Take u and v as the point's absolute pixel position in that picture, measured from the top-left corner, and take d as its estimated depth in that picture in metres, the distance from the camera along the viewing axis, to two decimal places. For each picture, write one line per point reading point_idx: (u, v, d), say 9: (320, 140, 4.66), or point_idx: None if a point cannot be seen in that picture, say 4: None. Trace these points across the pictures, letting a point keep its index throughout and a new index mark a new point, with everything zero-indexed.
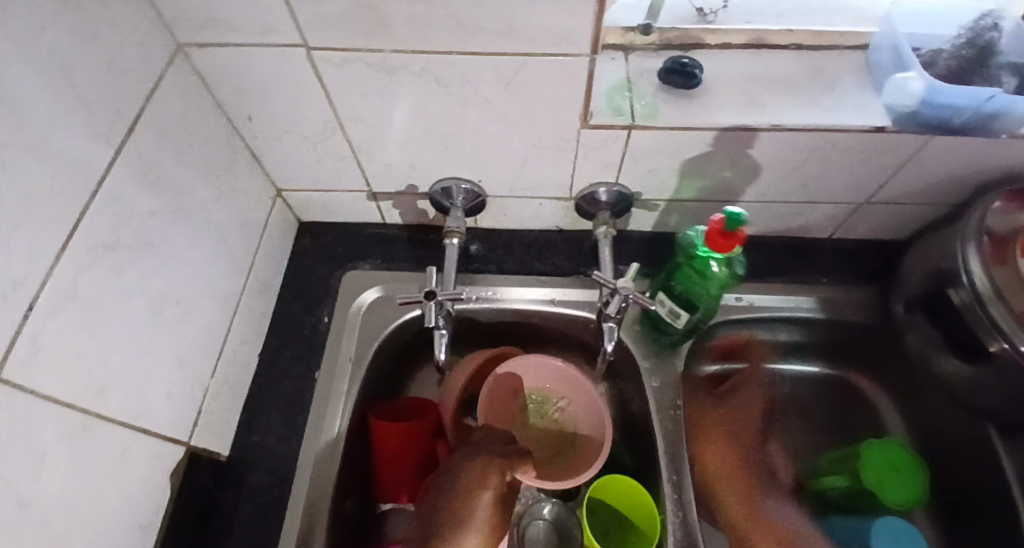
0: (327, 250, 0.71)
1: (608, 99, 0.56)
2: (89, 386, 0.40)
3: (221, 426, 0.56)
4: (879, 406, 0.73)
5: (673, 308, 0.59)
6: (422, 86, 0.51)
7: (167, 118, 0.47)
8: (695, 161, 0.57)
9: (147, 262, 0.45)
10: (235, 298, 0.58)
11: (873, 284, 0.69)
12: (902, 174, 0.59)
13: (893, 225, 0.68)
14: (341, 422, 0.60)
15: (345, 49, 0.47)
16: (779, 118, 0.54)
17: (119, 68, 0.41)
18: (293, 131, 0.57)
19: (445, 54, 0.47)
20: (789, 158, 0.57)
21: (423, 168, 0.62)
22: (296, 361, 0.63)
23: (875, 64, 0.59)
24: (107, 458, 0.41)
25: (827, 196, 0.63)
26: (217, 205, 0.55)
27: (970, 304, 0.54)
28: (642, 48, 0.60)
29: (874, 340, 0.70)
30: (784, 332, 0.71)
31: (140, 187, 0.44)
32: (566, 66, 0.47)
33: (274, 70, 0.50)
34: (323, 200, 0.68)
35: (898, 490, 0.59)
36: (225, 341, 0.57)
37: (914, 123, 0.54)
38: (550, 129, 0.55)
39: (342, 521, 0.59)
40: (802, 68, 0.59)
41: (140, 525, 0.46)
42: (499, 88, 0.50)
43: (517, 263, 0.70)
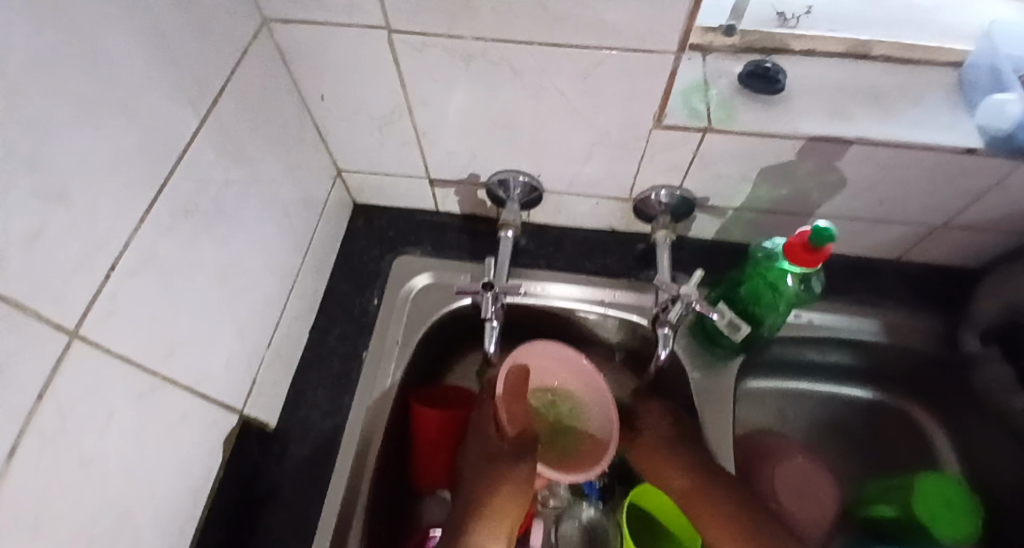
0: (380, 232, 0.71)
1: (684, 99, 0.54)
2: (159, 348, 0.40)
3: (270, 398, 0.57)
4: (932, 438, 0.70)
5: (733, 320, 0.56)
6: (498, 76, 0.50)
7: (247, 91, 0.47)
8: (766, 169, 0.56)
9: (219, 231, 0.46)
10: (292, 273, 0.59)
11: (939, 312, 0.66)
12: (986, 200, 0.56)
13: (966, 252, 0.65)
14: (385, 405, 0.60)
15: (426, 33, 0.47)
16: (863, 132, 0.52)
17: (210, 38, 0.42)
18: (362, 112, 0.57)
19: (526, 44, 0.46)
20: (867, 174, 0.55)
21: (485, 158, 0.61)
22: (344, 339, 0.64)
23: (970, 84, 0.56)
24: (168, 420, 0.42)
25: (900, 216, 0.61)
26: (284, 180, 0.55)
27: None
28: (720, 50, 0.58)
29: (932, 370, 0.67)
30: (838, 355, 0.69)
31: (218, 156, 0.45)
32: (649, 63, 0.46)
33: (351, 49, 0.50)
34: (381, 182, 0.68)
35: (951, 525, 0.57)
36: (281, 315, 0.57)
37: (1008, 147, 0.51)
38: (621, 126, 0.54)
39: (379, 503, 0.60)
40: (887, 82, 0.57)
41: (191, 488, 0.46)
42: (575, 82, 0.50)
43: (567, 261, 0.70)
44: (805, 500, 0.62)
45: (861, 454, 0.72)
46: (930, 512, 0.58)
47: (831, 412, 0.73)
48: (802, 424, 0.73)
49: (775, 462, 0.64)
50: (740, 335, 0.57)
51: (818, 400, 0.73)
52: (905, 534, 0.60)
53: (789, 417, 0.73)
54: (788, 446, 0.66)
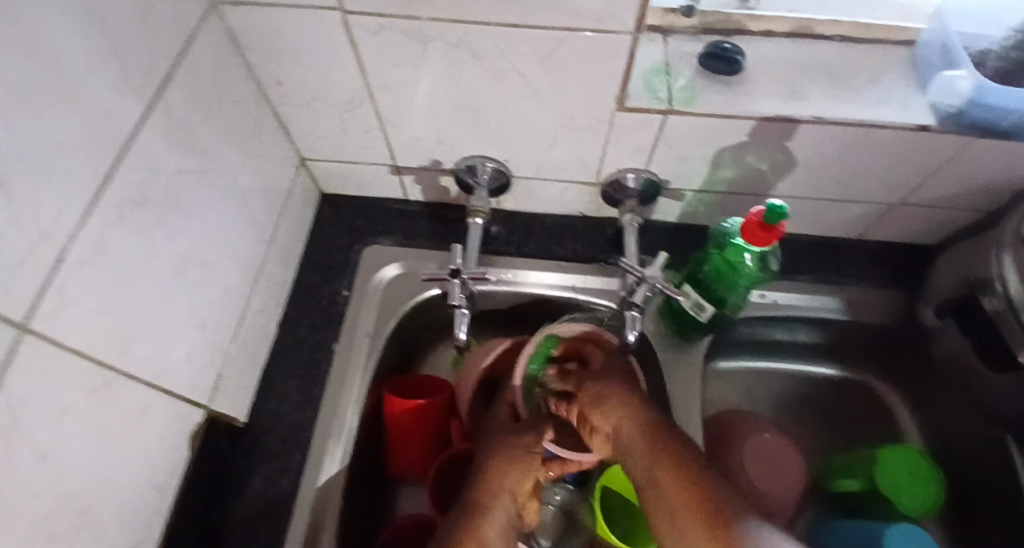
0: (348, 222, 0.70)
1: (645, 81, 0.54)
2: (114, 340, 0.39)
3: (238, 391, 0.56)
4: (896, 410, 0.72)
5: (698, 300, 0.57)
6: (457, 59, 0.50)
7: (199, 76, 0.46)
8: (728, 150, 0.56)
9: (174, 221, 0.45)
10: (256, 264, 0.58)
11: (899, 287, 0.68)
12: (940, 177, 0.58)
13: (924, 228, 0.67)
14: (357, 395, 0.60)
15: (382, 15, 0.46)
16: (820, 111, 0.53)
17: (154, 20, 0.40)
18: (322, 99, 0.57)
19: (483, 25, 0.46)
20: (826, 153, 0.56)
21: (449, 144, 0.61)
22: (313, 330, 0.63)
23: (922, 62, 0.58)
24: (127, 413, 0.41)
25: (860, 194, 0.62)
26: (244, 169, 0.54)
27: (1002, 312, 0.52)
28: (682, 31, 0.58)
29: (893, 345, 0.69)
30: (804, 334, 0.70)
31: (170, 144, 0.44)
32: (607, 43, 0.46)
33: (307, 32, 0.49)
34: (346, 171, 0.67)
35: (912, 493, 0.59)
36: (246, 307, 0.56)
37: (959, 123, 0.52)
38: (584, 109, 0.54)
39: (354, 494, 0.60)
40: (843, 62, 0.58)
41: (156, 483, 0.46)
42: (535, 64, 0.49)
43: (537, 246, 0.70)
44: (774, 473, 0.63)
45: (829, 430, 0.74)
46: (892, 485, 0.59)
47: (800, 389, 0.75)
48: (772, 401, 0.74)
49: (743, 438, 0.65)
50: (706, 315, 0.58)
51: (787, 377, 0.75)
52: (869, 504, 0.62)
53: (760, 396, 0.74)
54: (756, 422, 0.67)
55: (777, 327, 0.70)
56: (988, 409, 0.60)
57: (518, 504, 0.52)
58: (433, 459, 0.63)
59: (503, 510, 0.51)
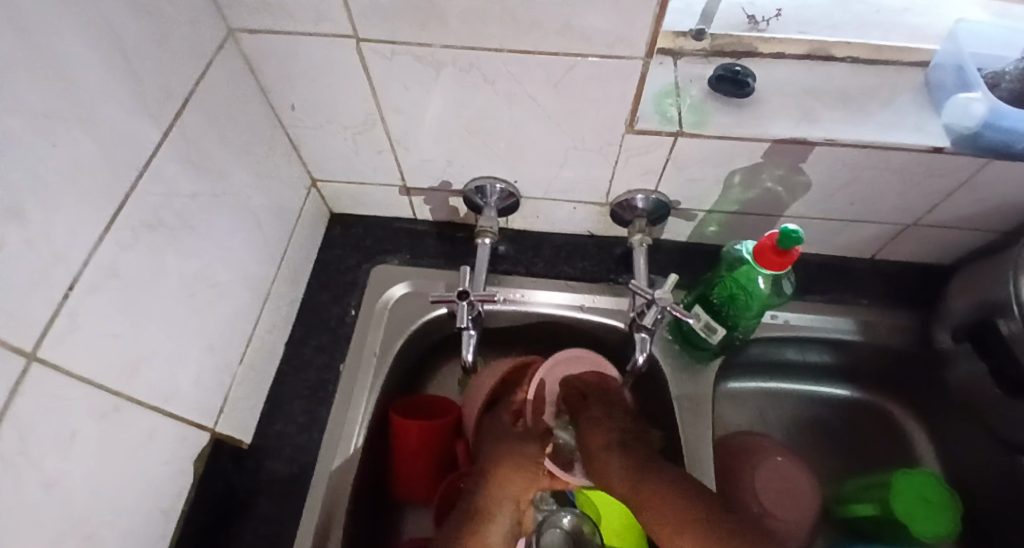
0: (356, 241, 0.70)
1: (655, 103, 0.54)
2: (123, 365, 0.39)
3: (244, 413, 0.56)
4: (911, 434, 0.71)
5: (709, 322, 0.57)
6: (469, 83, 0.50)
7: (213, 101, 0.46)
8: (740, 171, 0.56)
9: (186, 243, 0.45)
10: (266, 285, 0.58)
11: (913, 309, 0.67)
12: (954, 199, 0.57)
13: (938, 249, 0.66)
14: (363, 417, 0.59)
15: (394, 40, 0.46)
16: (833, 133, 0.52)
17: (171, 48, 0.41)
18: (334, 121, 0.57)
19: (495, 50, 0.46)
20: (838, 175, 0.55)
21: (459, 165, 0.61)
22: (320, 350, 0.63)
23: (936, 84, 0.57)
24: (133, 437, 0.41)
25: (873, 216, 0.61)
26: (255, 191, 0.54)
27: (1019, 336, 0.51)
28: (691, 54, 0.59)
29: (909, 367, 0.68)
30: (815, 354, 0.69)
31: (183, 168, 0.44)
32: (618, 68, 0.46)
33: (320, 57, 0.49)
34: (356, 191, 0.67)
35: (930, 522, 0.57)
36: (255, 327, 0.56)
37: (973, 145, 0.52)
38: (594, 131, 0.54)
39: (359, 517, 0.59)
40: (855, 84, 0.58)
41: (161, 508, 0.45)
42: (546, 88, 0.49)
43: (546, 266, 0.69)
44: (786, 498, 0.62)
45: (844, 453, 0.72)
46: (909, 512, 0.58)
47: (812, 411, 0.73)
48: (784, 423, 0.73)
49: (754, 461, 0.64)
50: (717, 337, 0.57)
51: (799, 399, 0.74)
52: (885, 530, 0.61)
53: (771, 417, 0.73)
54: (768, 445, 0.66)
55: (789, 349, 0.69)
56: (1006, 436, 0.59)
57: (518, 512, 0.56)
58: (439, 481, 0.62)
59: (504, 519, 0.55)
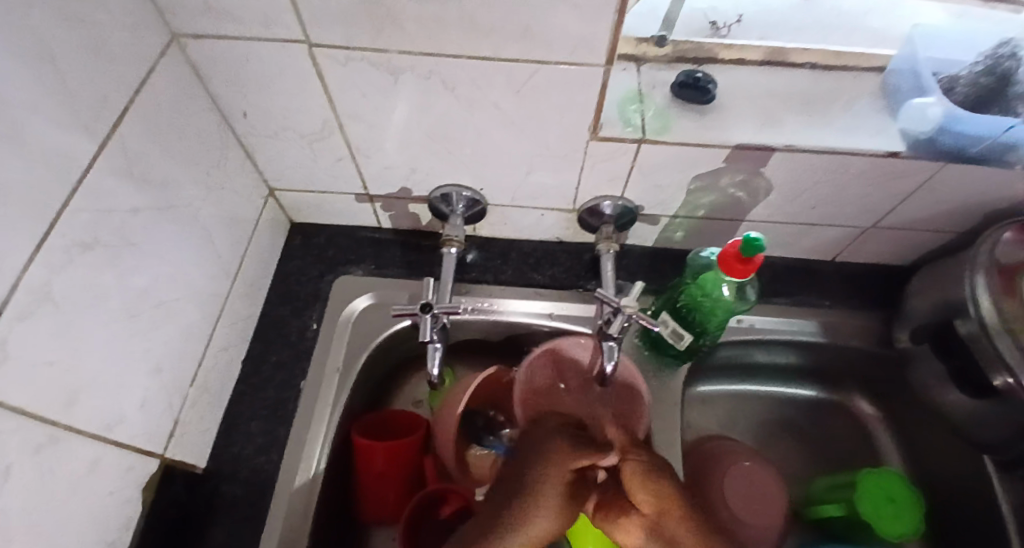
0: (318, 251, 0.68)
1: (619, 110, 0.54)
2: (61, 394, 0.37)
3: (198, 436, 0.53)
4: (876, 432, 0.72)
5: (676, 328, 0.56)
6: (428, 90, 0.49)
7: (155, 109, 0.44)
8: (705, 177, 0.56)
9: (128, 261, 0.42)
10: (220, 300, 0.55)
11: (875, 309, 0.68)
12: (912, 201, 0.58)
13: (898, 250, 0.67)
14: (326, 435, 0.57)
15: (351, 47, 0.45)
16: (795, 139, 0.53)
17: (109, 58, 0.38)
18: (290, 129, 0.55)
19: (454, 57, 0.45)
20: (799, 179, 0.56)
21: (423, 172, 0.59)
22: (280, 367, 0.60)
23: (893, 87, 0.58)
24: (74, 470, 0.38)
25: (834, 219, 0.62)
26: (205, 203, 0.52)
27: (976, 336, 0.53)
28: (654, 60, 0.58)
29: (873, 367, 0.69)
30: (780, 356, 0.70)
31: (124, 181, 0.41)
32: (579, 75, 0.46)
33: (271, 64, 0.48)
34: (316, 200, 0.65)
35: (894, 522, 0.58)
36: (207, 345, 0.54)
37: (930, 148, 0.53)
38: (558, 139, 0.53)
39: (323, 540, 0.57)
40: (815, 88, 0.58)
41: (107, 541, 0.43)
42: (508, 94, 0.48)
43: (513, 273, 0.68)
44: (757, 500, 0.63)
45: (811, 452, 0.73)
46: (872, 507, 0.59)
47: (780, 413, 0.74)
48: (753, 425, 0.73)
49: (725, 465, 0.64)
50: (684, 343, 0.56)
51: (768, 400, 0.74)
52: (852, 529, 0.61)
53: (740, 420, 0.73)
54: (737, 449, 0.66)
55: (755, 351, 0.69)
56: (969, 434, 0.60)
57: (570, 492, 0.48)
58: (409, 498, 0.61)
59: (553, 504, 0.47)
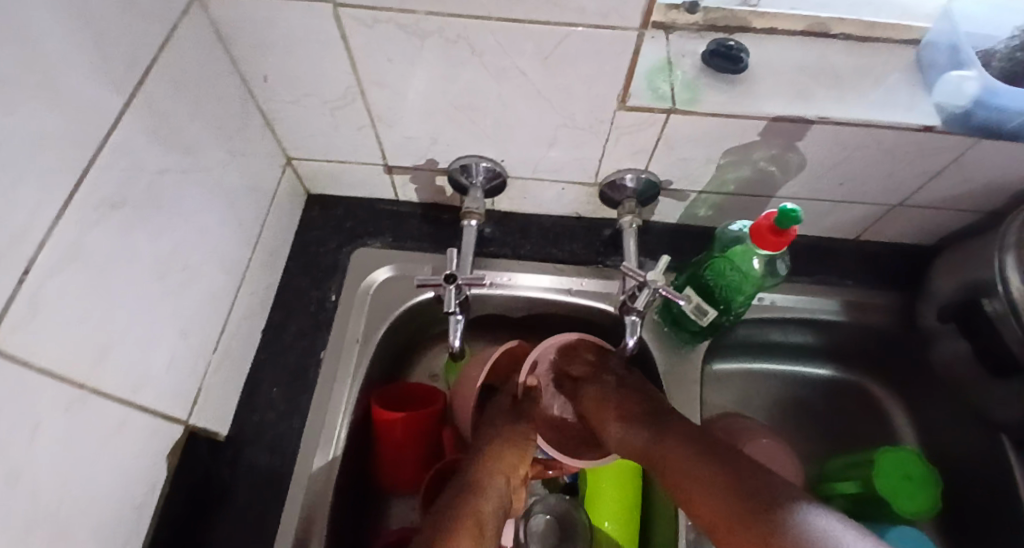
0: (336, 222, 0.67)
1: (648, 80, 0.53)
2: (90, 352, 0.36)
3: (220, 403, 0.53)
4: (892, 414, 0.72)
5: (700, 304, 0.55)
6: (456, 55, 0.47)
7: (180, 69, 0.43)
8: (733, 151, 0.55)
9: (156, 223, 0.42)
10: (241, 269, 0.55)
11: (896, 289, 0.67)
12: (942, 179, 0.57)
13: (923, 230, 0.66)
14: (346, 405, 0.57)
15: (379, 8, 0.44)
16: (828, 112, 0.51)
17: (138, 13, 0.37)
18: (312, 95, 0.54)
19: (484, 20, 0.44)
20: (830, 154, 0.54)
21: (445, 143, 0.58)
22: (300, 337, 0.60)
23: (928, 64, 0.57)
24: (103, 430, 0.38)
25: (861, 197, 0.61)
26: (227, 169, 0.51)
27: (1004, 315, 0.52)
28: (683, 28, 0.57)
29: (893, 348, 0.68)
30: (798, 335, 0.70)
31: (151, 142, 0.41)
32: (612, 41, 0.44)
33: (295, 27, 0.46)
34: (335, 170, 0.64)
35: (910, 498, 0.58)
36: (229, 314, 0.53)
37: (965, 125, 0.51)
38: (585, 108, 0.52)
39: (342, 507, 0.57)
40: (848, 62, 0.57)
41: (134, 502, 0.43)
42: (537, 61, 0.47)
43: (532, 248, 0.68)
44: (774, 478, 0.62)
45: (825, 432, 0.73)
46: (889, 484, 0.59)
47: (795, 393, 0.74)
48: (769, 404, 0.73)
49: (742, 442, 0.64)
50: (706, 319, 0.56)
51: (785, 379, 0.74)
52: (865, 506, 0.62)
53: (756, 398, 0.73)
54: (754, 428, 0.66)
55: (775, 330, 0.69)
56: (989, 415, 0.59)
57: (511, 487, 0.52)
58: (427, 469, 0.61)
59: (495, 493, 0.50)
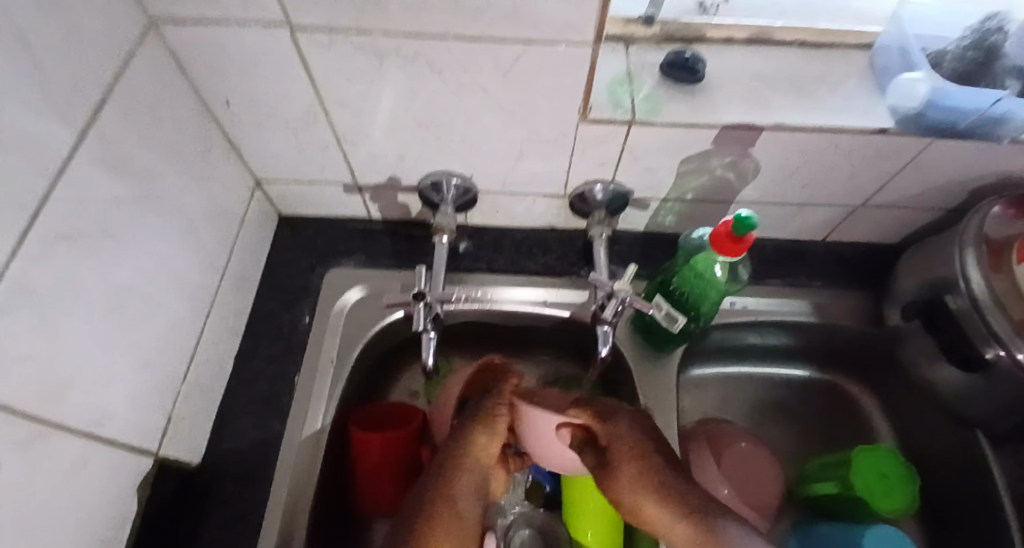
0: (308, 243, 0.67)
1: (608, 93, 0.54)
2: (44, 390, 0.36)
3: (190, 432, 0.52)
4: (869, 412, 0.73)
5: (670, 312, 0.55)
6: (415, 73, 0.48)
7: (134, 95, 0.43)
8: (694, 159, 0.56)
9: (111, 255, 0.42)
10: (208, 294, 0.55)
11: (865, 288, 0.69)
12: (900, 179, 0.58)
13: (887, 229, 0.67)
14: (320, 428, 0.57)
15: (338, 29, 0.44)
16: (784, 118, 0.52)
17: (82, 45, 0.37)
18: (275, 117, 0.54)
19: (440, 39, 0.44)
20: (791, 159, 0.56)
21: (411, 160, 0.59)
22: (272, 361, 0.60)
23: (882, 67, 0.58)
24: (61, 466, 0.37)
25: (824, 199, 0.62)
26: (189, 195, 0.51)
27: (967, 311, 0.53)
28: (643, 40, 0.58)
29: (866, 347, 0.69)
30: (774, 337, 0.70)
31: (102, 171, 0.40)
32: (567, 56, 0.45)
33: (254, 49, 0.47)
34: (304, 192, 0.65)
35: (888, 497, 0.58)
36: (196, 340, 0.53)
37: (918, 125, 0.53)
38: (547, 122, 0.52)
39: (319, 532, 0.56)
40: (804, 68, 0.58)
41: (98, 538, 0.42)
42: (495, 77, 0.48)
43: (506, 262, 0.68)
44: (754, 484, 0.63)
45: (805, 433, 0.73)
46: (865, 484, 0.59)
47: (774, 395, 0.75)
48: (748, 407, 0.74)
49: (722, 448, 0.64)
50: (677, 326, 0.56)
51: (763, 382, 0.75)
52: (845, 507, 0.62)
53: (735, 403, 0.74)
54: (733, 432, 0.66)
55: (749, 334, 0.70)
56: (962, 414, 0.60)
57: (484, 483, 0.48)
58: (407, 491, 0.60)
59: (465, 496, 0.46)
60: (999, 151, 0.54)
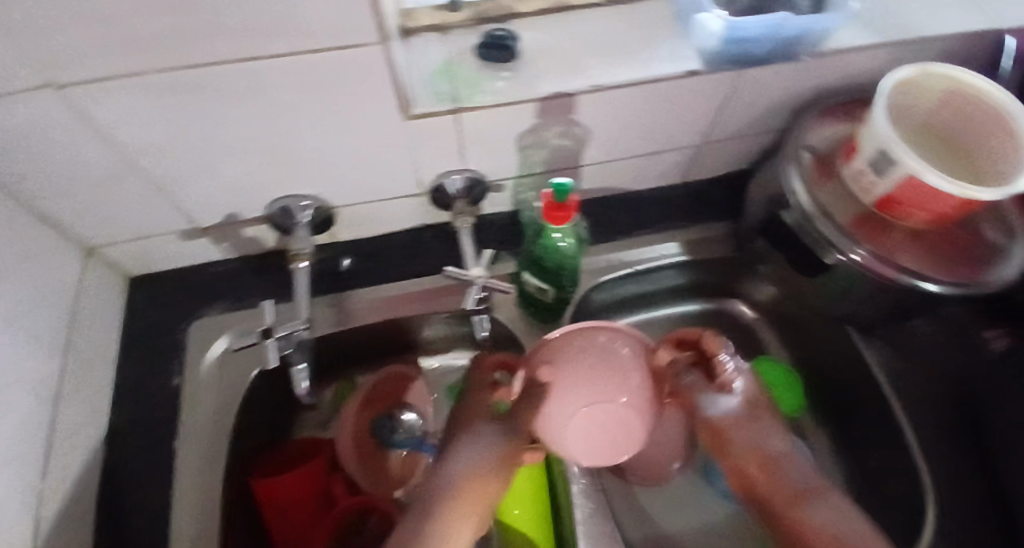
0: (167, 298, 0.64)
1: (429, 84, 0.52)
2: None
3: (69, 528, 0.50)
4: (757, 329, 0.77)
5: (538, 284, 0.59)
6: (212, 106, 0.45)
7: None
8: (524, 134, 0.56)
9: None
10: (54, 383, 0.51)
11: (724, 218, 0.72)
12: (726, 111, 0.61)
13: (734, 159, 0.70)
14: (213, 488, 0.55)
15: (101, 79, 0.40)
16: (598, 79, 0.53)
17: None
18: (79, 180, 0.50)
19: (218, 66, 0.41)
20: (619, 113, 0.57)
21: (245, 193, 0.56)
22: (151, 431, 0.57)
23: (679, 15, 0.58)
24: None
25: (665, 144, 0.64)
26: (15, 282, 0.47)
27: (800, 223, 0.57)
28: (460, 26, 0.56)
29: (739, 271, 0.74)
30: (657, 282, 0.74)
31: None
32: (359, 59, 0.43)
33: (20, 117, 0.42)
34: (144, 247, 0.61)
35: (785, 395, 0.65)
36: (53, 433, 0.49)
37: (724, 61, 0.54)
38: (368, 126, 0.51)
39: None
40: (617, 22, 0.59)
41: None
42: (295, 93, 0.46)
43: (387, 271, 0.67)
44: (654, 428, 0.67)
45: None
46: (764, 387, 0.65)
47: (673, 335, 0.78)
48: None
49: None
50: (547, 295, 0.60)
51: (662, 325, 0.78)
52: None
53: None
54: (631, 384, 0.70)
55: (632, 284, 0.73)
56: (829, 311, 0.64)
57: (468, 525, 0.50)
58: None
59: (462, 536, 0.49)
60: (808, 68, 0.56)
